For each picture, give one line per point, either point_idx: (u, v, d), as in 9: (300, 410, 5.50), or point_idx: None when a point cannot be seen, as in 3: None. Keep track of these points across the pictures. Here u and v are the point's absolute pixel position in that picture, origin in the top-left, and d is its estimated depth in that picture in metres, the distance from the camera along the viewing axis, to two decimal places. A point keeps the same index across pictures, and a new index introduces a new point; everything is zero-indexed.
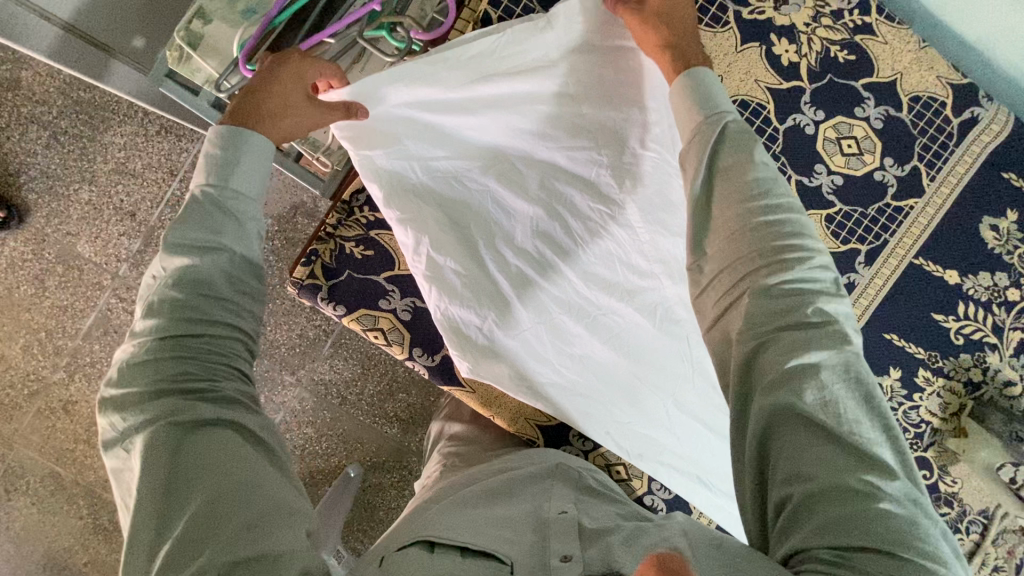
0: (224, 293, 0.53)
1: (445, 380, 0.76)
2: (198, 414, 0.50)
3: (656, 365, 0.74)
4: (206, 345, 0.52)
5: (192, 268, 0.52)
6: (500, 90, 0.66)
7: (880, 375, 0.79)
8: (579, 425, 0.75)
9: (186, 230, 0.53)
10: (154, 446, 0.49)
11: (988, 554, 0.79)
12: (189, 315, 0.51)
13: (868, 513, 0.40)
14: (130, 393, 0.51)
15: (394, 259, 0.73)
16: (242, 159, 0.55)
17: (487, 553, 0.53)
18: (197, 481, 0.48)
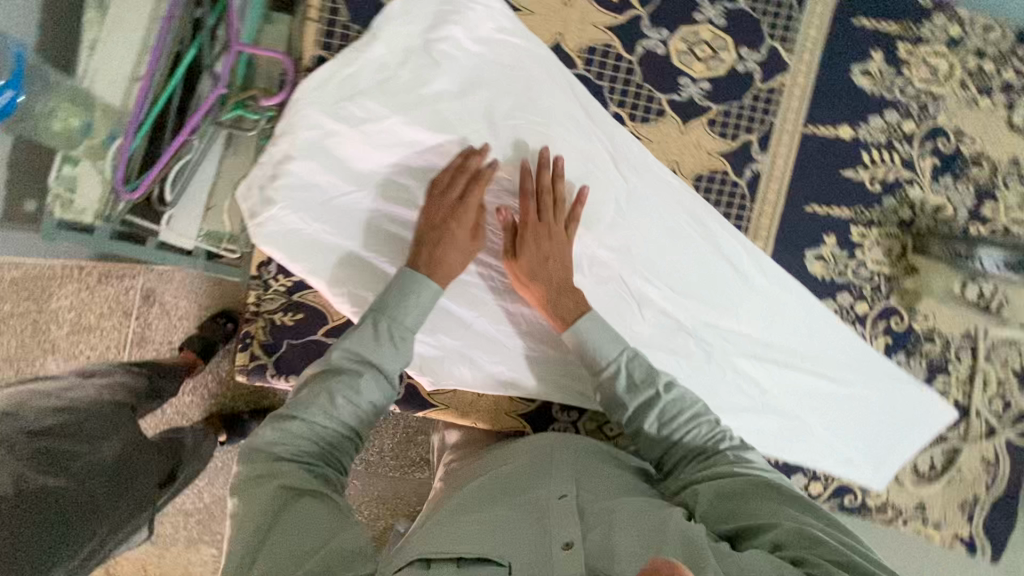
0: (363, 396, 0.61)
1: (417, 406, 0.77)
2: (313, 486, 0.56)
3: (604, 310, 0.77)
4: (322, 437, 0.59)
5: (331, 372, 0.61)
6: (358, 112, 0.70)
7: (818, 246, 0.80)
8: (555, 396, 0.78)
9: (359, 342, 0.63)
10: (275, 501, 0.55)
11: (983, 370, 0.84)
12: (333, 409, 0.60)
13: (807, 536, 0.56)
14: (250, 457, 0.58)
15: (326, 313, 0.74)
16: (418, 302, 0.65)
17: (483, 559, 0.54)
18: (297, 536, 0.53)
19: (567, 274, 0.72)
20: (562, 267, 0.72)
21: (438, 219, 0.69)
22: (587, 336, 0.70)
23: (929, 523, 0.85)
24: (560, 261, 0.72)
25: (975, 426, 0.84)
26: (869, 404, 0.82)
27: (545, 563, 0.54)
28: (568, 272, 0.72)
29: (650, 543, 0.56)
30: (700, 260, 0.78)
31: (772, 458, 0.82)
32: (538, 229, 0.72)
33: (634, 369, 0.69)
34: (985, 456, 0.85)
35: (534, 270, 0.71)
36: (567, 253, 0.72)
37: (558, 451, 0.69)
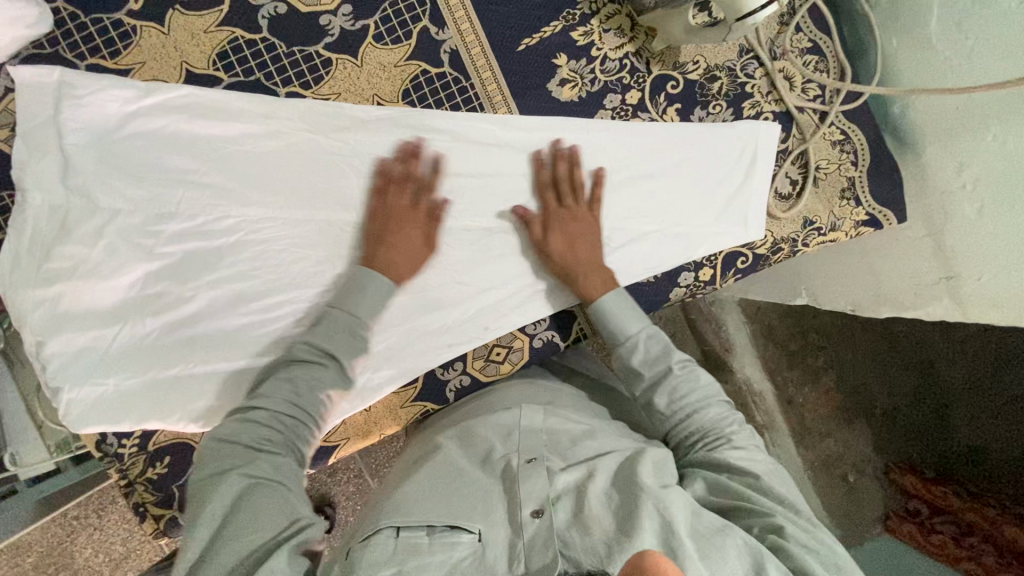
0: (312, 393, 0.62)
1: (323, 459, 0.77)
2: (265, 468, 0.54)
3: None
4: (302, 419, 0.61)
5: (295, 373, 0.62)
6: (64, 264, 0.68)
7: (556, 73, 0.77)
8: (426, 363, 0.76)
9: (305, 349, 0.64)
10: (235, 482, 0.52)
11: (779, 70, 0.80)
12: (294, 401, 0.61)
13: (742, 494, 0.61)
14: (247, 430, 0.57)
15: (189, 439, 0.75)
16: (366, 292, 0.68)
17: (455, 526, 0.57)
18: (250, 515, 0.50)
19: (598, 258, 0.75)
20: (585, 254, 0.75)
21: (392, 217, 0.71)
22: (604, 304, 0.73)
23: (826, 229, 0.84)
24: (587, 250, 0.75)
25: (808, 122, 0.82)
26: (699, 172, 0.80)
27: (515, 531, 0.57)
28: (593, 246, 0.75)
29: (614, 506, 0.59)
30: (462, 157, 0.75)
31: (653, 277, 0.81)
32: (557, 216, 0.75)
33: (653, 345, 0.72)
34: (834, 141, 0.83)
35: (552, 255, 0.75)
36: (591, 235, 0.75)
37: (521, 410, 0.71)
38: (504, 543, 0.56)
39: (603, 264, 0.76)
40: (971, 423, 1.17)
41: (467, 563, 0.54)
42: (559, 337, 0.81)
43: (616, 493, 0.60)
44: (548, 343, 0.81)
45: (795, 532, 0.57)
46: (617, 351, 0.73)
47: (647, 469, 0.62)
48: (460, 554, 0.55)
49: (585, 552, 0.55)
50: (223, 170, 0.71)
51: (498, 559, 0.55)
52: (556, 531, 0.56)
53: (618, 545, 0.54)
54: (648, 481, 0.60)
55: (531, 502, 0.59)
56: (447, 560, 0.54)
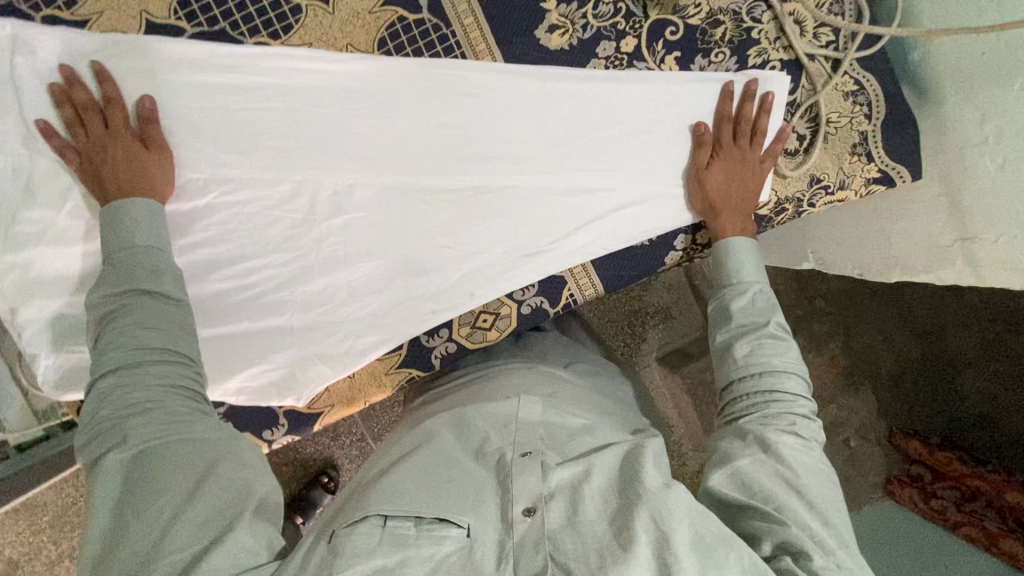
0: (152, 320, 0.57)
1: (308, 425, 0.76)
2: (143, 434, 0.53)
3: (393, 226, 0.72)
4: (166, 360, 0.57)
5: (130, 315, 0.57)
6: (31, 228, 0.66)
7: (544, 18, 0.71)
8: (410, 329, 0.74)
9: (108, 281, 0.59)
10: (112, 461, 0.52)
11: (790, 13, 0.74)
12: (140, 345, 0.56)
13: (775, 495, 0.57)
14: (107, 399, 0.54)
15: None
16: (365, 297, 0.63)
17: (443, 519, 0.53)
18: (140, 491, 0.50)
19: (747, 208, 0.74)
20: (729, 179, 0.73)
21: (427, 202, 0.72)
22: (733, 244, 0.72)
23: (834, 189, 0.79)
24: (732, 179, 0.73)
25: (819, 71, 0.76)
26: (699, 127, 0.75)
27: (505, 530, 0.54)
28: (746, 193, 0.74)
29: (609, 511, 0.56)
30: (444, 112, 0.71)
31: (648, 240, 0.77)
32: (732, 153, 0.74)
33: (759, 298, 0.70)
34: (846, 92, 0.77)
35: (703, 183, 0.74)
36: (748, 174, 0.74)
37: (521, 400, 0.68)
38: (492, 542, 0.54)
39: (749, 210, 0.74)
40: (978, 386, 1.14)
41: (453, 559, 0.52)
42: (549, 305, 0.77)
43: (612, 495, 0.57)
44: (537, 310, 0.78)
45: (824, 556, 0.53)
46: (724, 290, 0.72)
47: (652, 471, 0.58)
48: (448, 550, 0.52)
49: (576, 558, 0.52)
50: (190, 128, 0.67)
51: (487, 556, 0.53)
52: (548, 533, 0.54)
53: (612, 558, 0.51)
54: (652, 488, 0.56)
55: (523, 499, 0.56)
56: (431, 556, 0.52)
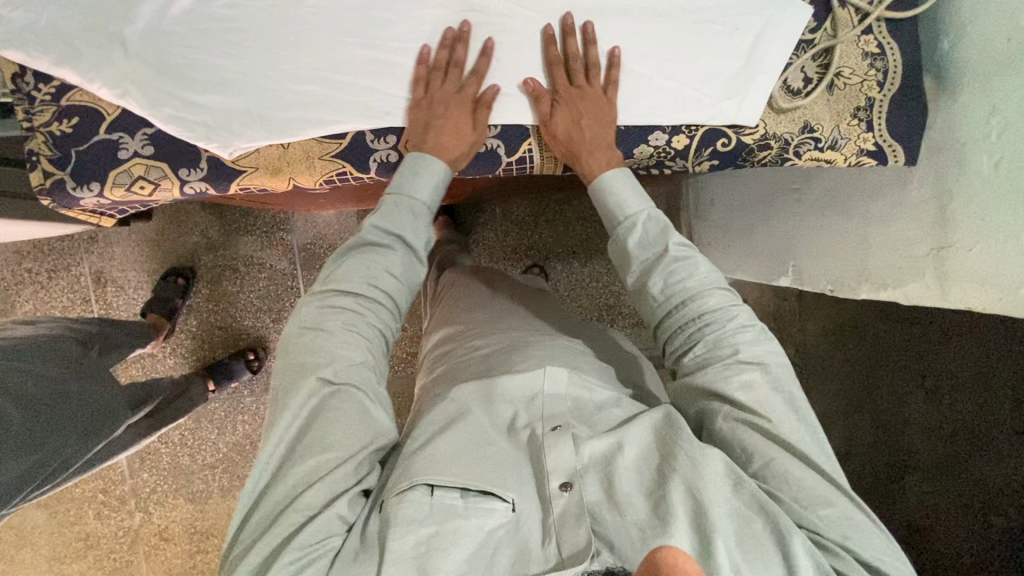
0: (370, 278, 0.70)
1: (227, 182, 0.73)
2: (342, 373, 0.64)
3: (381, 15, 0.72)
4: (359, 314, 0.68)
5: (362, 249, 0.71)
6: None
7: None
8: (357, 119, 0.71)
9: (372, 226, 0.71)
10: (308, 386, 0.62)
11: None
12: (369, 277, 0.70)
13: (760, 450, 0.61)
14: (335, 325, 0.67)
15: (100, 109, 0.71)
16: (421, 177, 0.71)
17: (488, 492, 0.60)
18: (319, 426, 0.61)
19: (605, 139, 0.73)
20: (585, 128, 0.71)
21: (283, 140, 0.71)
22: (611, 176, 0.72)
23: (824, 145, 0.76)
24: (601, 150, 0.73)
25: (845, 19, 0.74)
26: (708, 32, 0.74)
27: (545, 507, 0.60)
28: (602, 130, 0.72)
29: (644, 485, 0.60)
30: None
31: (623, 127, 0.75)
32: (575, 92, 0.71)
33: (649, 227, 0.72)
34: (867, 52, 0.75)
35: (550, 131, 0.72)
36: (605, 115, 0.72)
37: (548, 372, 0.70)
38: (536, 517, 0.60)
39: (610, 145, 0.73)
40: (921, 494, 1.16)
41: (500, 533, 0.59)
42: (504, 152, 0.75)
43: (644, 469, 0.61)
44: (492, 154, 0.75)
45: (832, 507, 0.58)
46: (617, 231, 0.73)
47: (685, 446, 0.60)
48: (494, 523, 0.59)
49: (616, 532, 0.57)
50: None
51: (531, 528, 0.59)
52: (587, 505, 0.59)
53: (652, 532, 0.55)
54: (683, 464, 0.59)
55: (559, 474, 0.61)
56: (482, 526, 0.58)
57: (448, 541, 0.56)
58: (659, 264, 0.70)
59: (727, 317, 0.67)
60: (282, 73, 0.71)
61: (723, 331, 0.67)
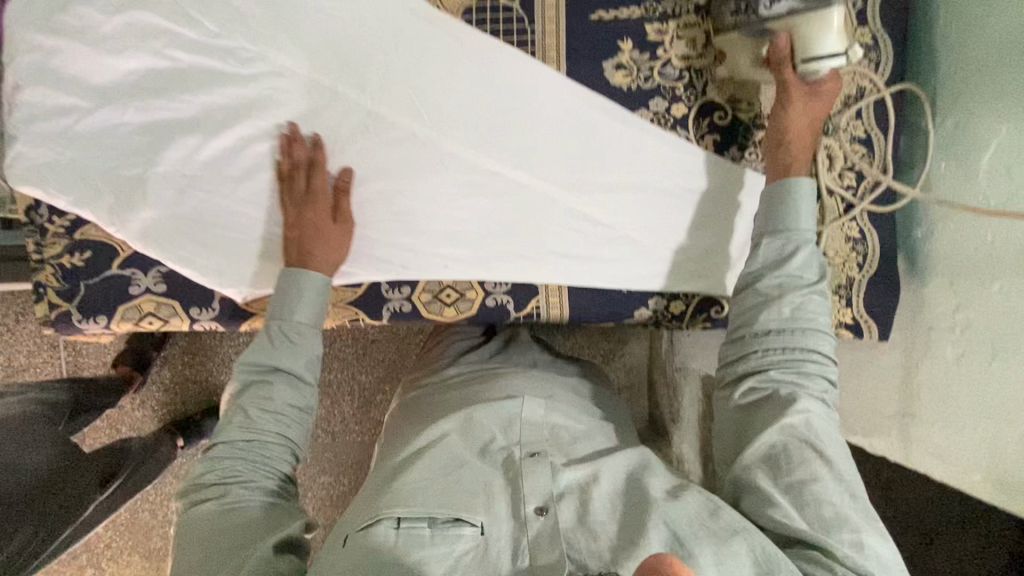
0: (279, 403, 0.62)
1: (237, 321, 0.74)
2: (236, 496, 0.57)
3: (405, 173, 0.74)
4: (268, 441, 0.60)
5: (262, 392, 0.62)
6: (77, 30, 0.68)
7: (615, 57, 0.76)
8: (375, 273, 0.74)
9: (252, 356, 0.62)
10: (201, 516, 0.56)
11: (829, 147, 0.80)
12: (249, 413, 0.61)
13: (796, 477, 0.58)
14: (223, 458, 0.59)
15: (114, 245, 0.71)
16: (303, 297, 0.66)
17: (458, 519, 0.59)
18: (217, 550, 0.54)
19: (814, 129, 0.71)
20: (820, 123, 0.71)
21: (309, 228, 0.69)
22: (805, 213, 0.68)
23: None
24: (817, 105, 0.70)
25: (832, 208, 0.81)
26: (711, 210, 0.78)
27: (518, 527, 0.60)
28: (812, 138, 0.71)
29: (617, 514, 0.62)
30: (493, 94, 0.74)
31: (626, 291, 0.79)
32: (804, 97, 0.70)
33: (798, 262, 0.66)
34: (850, 236, 0.81)
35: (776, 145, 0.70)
36: (807, 135, 0.71)
37: (525, 401, 0.74)
38: (506, 538, 0.59)
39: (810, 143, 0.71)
40: None
41: (469, 557, 0.58)
42: (512, 308, 0.77)
43: (619, 503, 0.63)
44: (501, 308, 0.78)
45: (837, 506, 0.56)
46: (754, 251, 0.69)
47: (661, 484, 0.64)
48: (464, 547, 0.58)
49: (589, 555, 0.58)
50: (266, 7, 0.71)
51: (501, 553, 0.58)
52: (562, 533, 0.59)
53: (625, 553, 0.57)
54: (658, 496, 0.62)
55: (535, 500, 0.62)
56: (451, 553, 0.58)
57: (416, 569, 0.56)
58: (763, 282, 0.67)
59: (812, 358, 0.64)
60: (319, 159, 0.70)
61: (804, 368, 0.64)
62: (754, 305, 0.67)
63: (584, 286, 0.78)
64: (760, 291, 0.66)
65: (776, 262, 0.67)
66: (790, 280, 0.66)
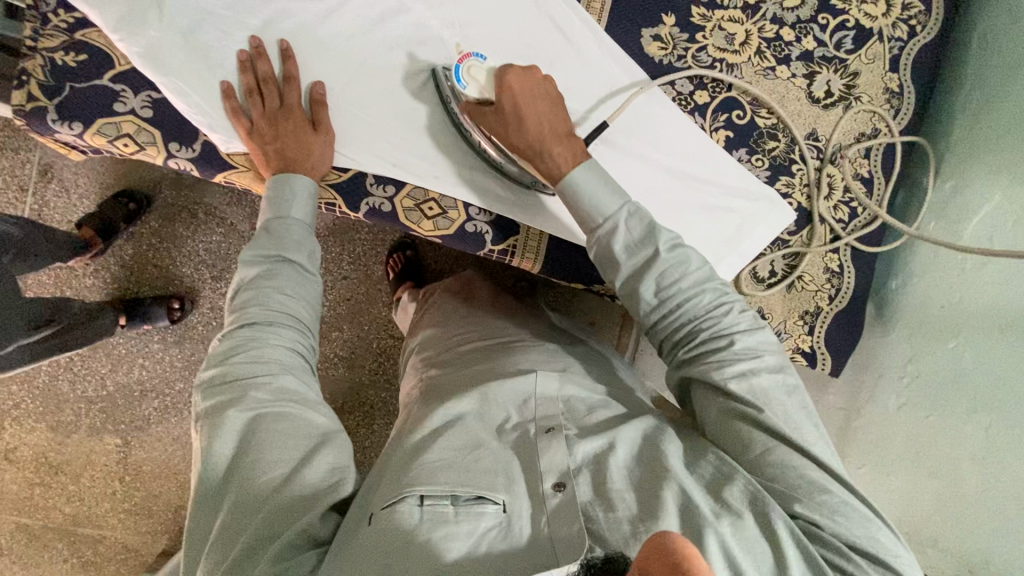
0: (285, 288, 0.69)
1: (217, 171, 0.73)
2: (262, 401, 0.62)
3: (421, 73, 0.73)
4: (283, 322, 0.68)
5: (272, 276, 0.69)
6: None
7: (656, 27, 0.76)
8: (366, 164, 0.73)
9: (257, 252, 0.70)
10: (231, 424, 0.61)
11: (833, 176, 0.81)
12: (267, 310, 0.67)
13: (744, 437, 0.61)
14: (246, 359, 0.64)
15: (112, 56, 0.69)
16: (296, 196, 0.71)
17: (480, 497, 0.58)
18: (252, 463, 0.59)
19: (558, 112, 0.69)
20: (544, 116, 0.68)
21: (289, 136, 0.69)
22: (574, 177, 0.67)
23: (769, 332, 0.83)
24: (539, 108, 0.68)
25: (821, 234, 0.82)
26: (702, 206, 0.79)
27: (537, 504, 0.59)
28: (551, 113, 0.69)
29: (634, 481, 0.60)
30: (528, 24, 0.75)
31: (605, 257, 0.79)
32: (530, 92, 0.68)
33: (642, 242, 0.66)
34: (829, 267, 0.83)
35: (527, 110, 0.68)
36: (546, 111, 0.68)
37: (541, 379, 0.73)
38: (527, 519, 0.58)
39: (570, 135, 0.69)
40: None
41: (492, 533, 0.56)
42: (488, 239, 0.76)
43: (636, 467, 0.62)
44: (478, 237, 0.77)
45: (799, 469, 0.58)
46: (598, 236, 0.67)
47: (671, 453, 0.62)
48: (487, 524, 0.56)
49: (609, 529, 0.56)
50: None
51: (523, 529, 0.57)
52: (579, 504, 0.58)
53: (644, 526, 0.55)
54: (674, 466, 0.61)
55: (552, 475, 0.60)
56: (473, 530, 0.55)
57: (439, 542, 0.54)
58: (636, 275, 0.66)
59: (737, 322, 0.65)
60: (293, 75, 0.70)
61: (723, 330, 0.65)
62: (640, 279, 0.66)
63: (566, 240, 0.78)
64: (654, 278, 0.66)
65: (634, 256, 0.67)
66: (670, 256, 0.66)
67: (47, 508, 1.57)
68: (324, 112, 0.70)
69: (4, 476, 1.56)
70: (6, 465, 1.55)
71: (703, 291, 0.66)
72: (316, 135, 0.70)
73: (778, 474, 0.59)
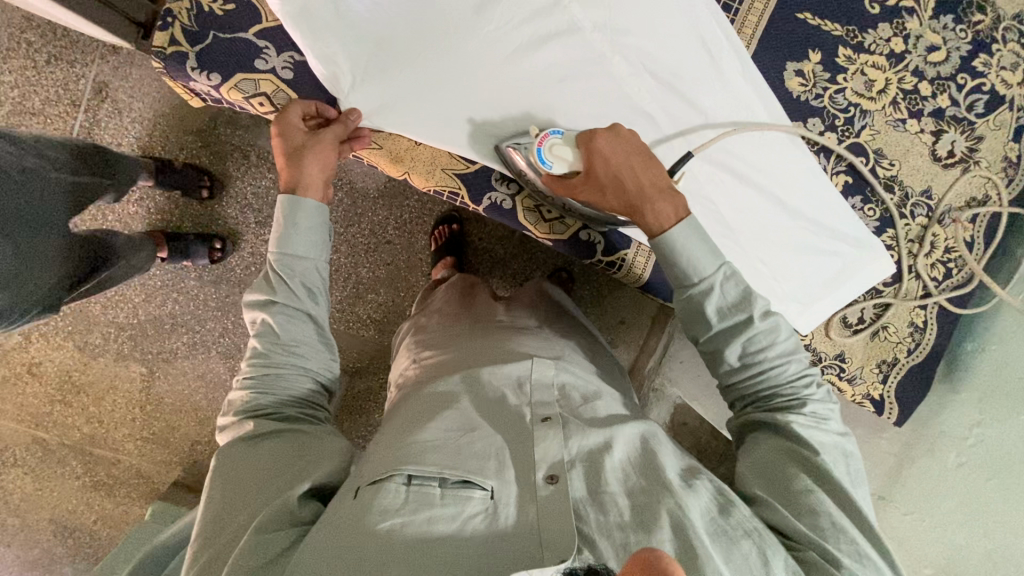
0: (293, 337, 0.70)
1: None
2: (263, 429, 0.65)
3: (561, 74, 0.72)
4: (286, 368, 0.69)
5: (273, 327, 0.70)
6: None
7: (800, 62, 0.76)
8: (492, 158, 0.73)
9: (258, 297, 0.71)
10: (232, 451, 0.64)
11: (938, 235, 0.82)
12: (267, 357, 0.69)
13: (785, 476, 0.62)
14: (254, 401, 0.68)
15: (260, 11, 0.68)
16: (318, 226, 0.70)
17: (466, 482, 0.58)
18: (247, 474, 0.62)
19: (654, 181, 0.66)
20: (640, 173, 0.66)
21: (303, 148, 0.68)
22: (670, 236, 0.65)
23: (843, 375, 0.85)
24: (622, 150, 0.66)
25: (912, 289, 0.83)
26: (803, 246, 0.80)
27: (528, 491, 0.59)
28: (645, 183, 0.66)
29: (629, 487, 0.61)
30: (676, 37, 0.73)
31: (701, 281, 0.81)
32: (619, 190, 0.67)
33: (731, 298, 0.66)
34: (914, 321, 0.84)
35: (606, 158, 0.66)
36: (627, 179, 0.66)
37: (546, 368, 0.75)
38: (516, 504, 0.58)
39: (670, 185, 0.66)
40: None
41: (478, 519, 0.56)
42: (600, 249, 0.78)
43: (630, 473, 0.62)
44: (589, 244, 0.79)
45: (826, 506, 0.59)
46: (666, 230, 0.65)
47: (665, 459, 0.64)
48: (473, 510, 0.57)
49: (599, 532, 0.56)
50: None
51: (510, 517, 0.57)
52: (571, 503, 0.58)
53: (641, 545, 0.55)
54: (673, 480, 0.61)
55: (546, 467, 0.61)
56: (458, 513, 0.56)
57: (426, 524, 0.55)
58: (703, 296, 0.66)
59: (822, 415, 0.66)
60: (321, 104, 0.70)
61: (796, 408, 0.65)
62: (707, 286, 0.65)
63: None
64: (736, 332, 0.65)
65: (714, 309, 0.66)
66: (758, 344, 0.66)
67: (64, 427, 1.56)
68: (339, 126, 0.69)
69: (27, 388, 1.55)
70: (29, 377, 1.55)
71: (788, 363, 0.66)
72: (318, 143, 0.68)
73: (805, 505, 0.60)
